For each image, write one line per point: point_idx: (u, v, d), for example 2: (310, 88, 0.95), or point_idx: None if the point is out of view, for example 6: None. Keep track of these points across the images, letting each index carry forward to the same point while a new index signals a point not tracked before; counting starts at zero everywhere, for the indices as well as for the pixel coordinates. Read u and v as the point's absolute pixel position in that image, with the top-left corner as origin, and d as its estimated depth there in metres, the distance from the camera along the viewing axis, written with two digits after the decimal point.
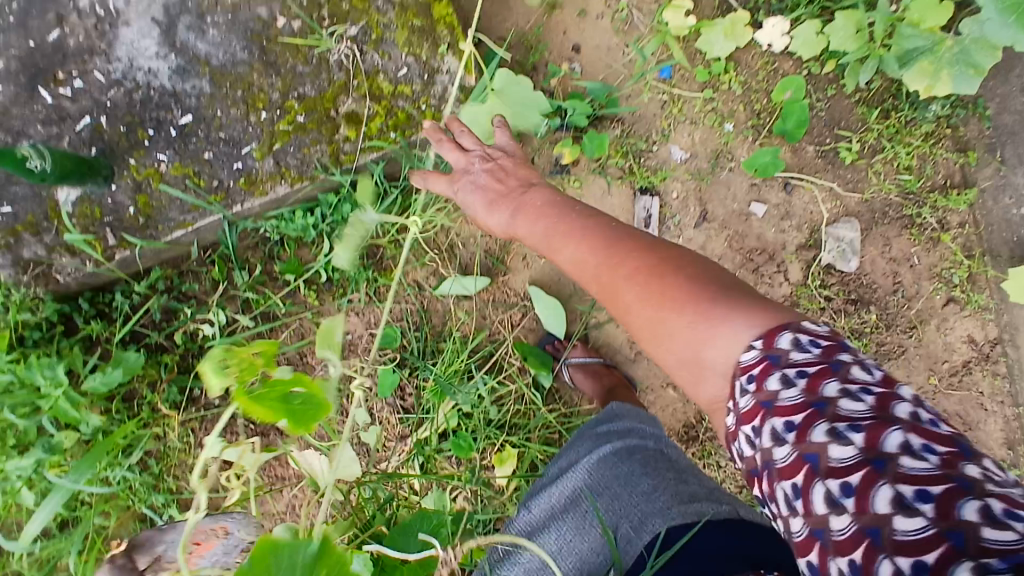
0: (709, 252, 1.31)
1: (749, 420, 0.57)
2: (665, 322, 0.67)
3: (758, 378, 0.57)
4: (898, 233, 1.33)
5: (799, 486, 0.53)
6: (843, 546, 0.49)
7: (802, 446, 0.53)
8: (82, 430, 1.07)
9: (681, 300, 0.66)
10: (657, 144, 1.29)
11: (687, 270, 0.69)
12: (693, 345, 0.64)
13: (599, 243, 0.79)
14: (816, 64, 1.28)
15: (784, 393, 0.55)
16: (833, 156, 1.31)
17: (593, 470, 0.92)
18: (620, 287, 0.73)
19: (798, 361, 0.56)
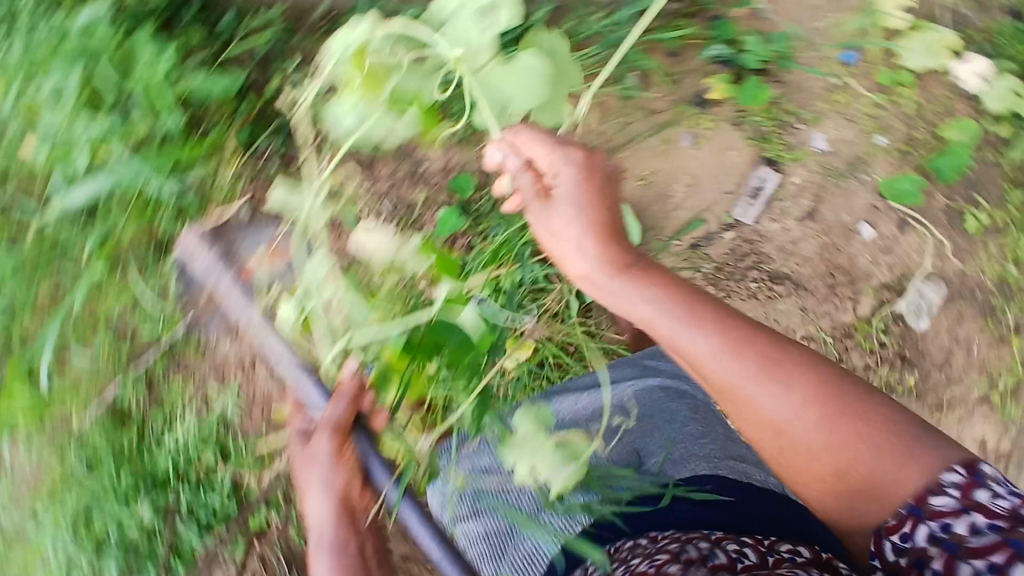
0: (798, 250, 1.27)
1: (942, 515, 0.65)
2: (845, 450, 0.68)
3: (963, 488, 0.65)
4: (973, 317, 1.26)
5: (996, 565, 0.62)
6: None
7: (1008, 533, 0.62)
8: (160, 122, 1.11)
9: (873, 433, 0.68)
10: (805, 125, 1.25)
11: (852, 395, 0.70)
12: (885, 477, 0.67)
13: (744, 349, 0.70)
14: (992, 121, 1.22)
15: (995, 500, 0.64)
16: (956, 216, 1.25)
17: (639, 393, 0.99)
18: (782, 406, 0.69)
19: (1002, 483, 0.65)
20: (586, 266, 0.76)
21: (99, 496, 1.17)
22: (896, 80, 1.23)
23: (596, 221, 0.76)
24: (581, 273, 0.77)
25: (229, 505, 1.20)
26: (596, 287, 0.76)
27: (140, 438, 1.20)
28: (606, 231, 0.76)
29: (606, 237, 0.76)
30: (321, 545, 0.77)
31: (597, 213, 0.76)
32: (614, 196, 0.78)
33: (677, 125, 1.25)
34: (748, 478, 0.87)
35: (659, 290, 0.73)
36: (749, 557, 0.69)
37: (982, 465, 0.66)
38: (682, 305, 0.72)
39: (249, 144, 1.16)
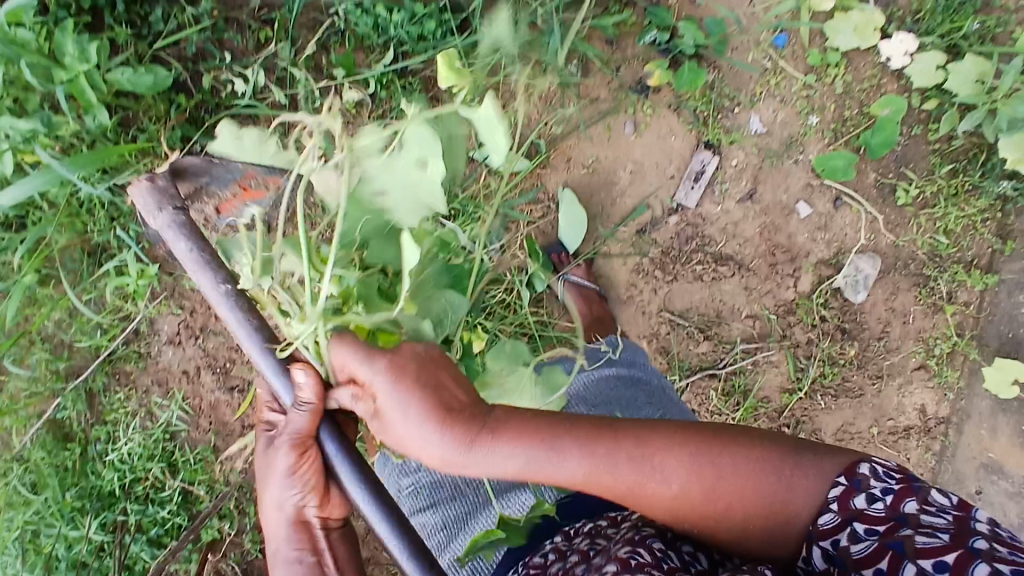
0: (738, 231, 1.30)
1: (826, 535, 0.59)
2: (736, 509, 0.61)
3: (841, 499, 0.59)
4: (907, 288, 1.31)
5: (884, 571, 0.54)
6: (867, 561, 0.56)
7: (887, 535, 0.56)
8: (85, 123, 1.03)
9: (761, 465, 0.61)
10: (741, 108, 1.28)
11: (728, 458, 0.61)
12: (789, 494, 0.60)
13: (610, 461, 0.61)
14: (918, 97, 1.27)
15: (872, 507, 0.58)
16: (888, 192, 1.30)
17: (594, 383, 0.98)
18: (665, 490, 0.61)
19: (879, 485, 0.59)
20: (440, 456, 0.60)
21: (44, 517, 1.13)
22: (825, 61, 1.26)
23: (422, 400, 0.59)
24: (432, 463, 0.62)
25: (178, 518, 1.18)
26: (452, 468, 0.61)
27: (83, 452, 1.16)
28: (435, 403, 0.60)
29: (442, 411, 0.60)
30: (278, 560, 0.68)
31: (417, 393, 0.60)
32: (440, 367, 0.62)
33: (618, 113, 1.27)
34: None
35: (516, 423, 0.61)
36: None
37: (860, 468, 0.61)
38: (538, 434, 0.61)
39: (184, 146, 1.11)
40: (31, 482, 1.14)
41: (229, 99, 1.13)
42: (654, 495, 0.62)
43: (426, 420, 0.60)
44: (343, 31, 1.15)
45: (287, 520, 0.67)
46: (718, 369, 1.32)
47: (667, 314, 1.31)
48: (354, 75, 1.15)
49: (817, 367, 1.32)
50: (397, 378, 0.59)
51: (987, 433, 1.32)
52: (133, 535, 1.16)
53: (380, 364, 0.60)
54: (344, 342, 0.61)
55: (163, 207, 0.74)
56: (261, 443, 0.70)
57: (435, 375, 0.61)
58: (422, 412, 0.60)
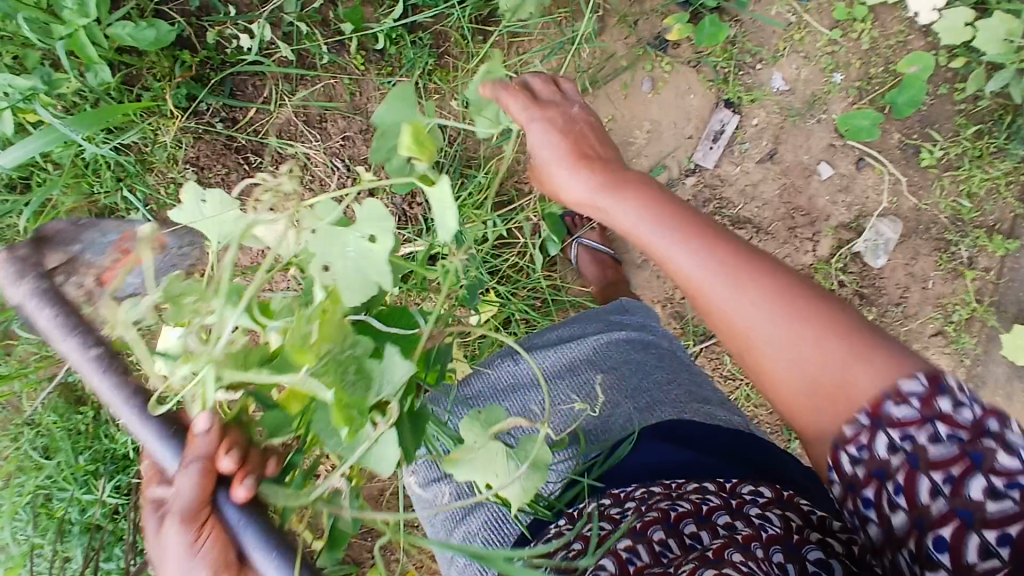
0: (757, 193, 1.27)
1: (899, 426, 0.53)
2: (822, 353, 0.58)
3: (925, 397, 0.53)
4: (928, 252, 1.28)
5: (954, 478, 0.51)
6: (939, 463, 0.51)
7: (969, 444, 0.51)
8: (86, 80, 1.00)
9: (838, 329, 0.59)
10: (762, 65, 1.23)
11: (833, 307, 0.60)
12: (846, 374, 0.57)
13: (721, 248, 0.64)
14: (945, 55, 1.22)
15: (959, 412, 0.52)
16: (912, 153, 1.26)
17: (603, 346, 0.95)
18: (755, 311, 0.61)
19: (965, 391, 0.53)
20: (579, 192, 0.83)
21: (57, 481, 1.14)
22: (851, 16, 1.22)
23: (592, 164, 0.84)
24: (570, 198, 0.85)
25: None
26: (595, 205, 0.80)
27: (96, 416, 1.17)
28: (582, 154, 0.84)
29: (605, 178, 0.80)
30: None
31: (562, 137, 0.85)
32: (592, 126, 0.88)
33: (635, 70, 1.22)
34: (714, 421, 0.85)
35: (657, 210, 0.71)
36: (713, 501, 0.66)
37: (950, 372, 0.54)
38: (676, 216, 0.69)
39: (188, 104, 1.08)
40: (43, 445, 1.14)
41: (234, 55, 1.10)
42: (745, 302, 0.62)
43: (572, 164, 0.83)
44: None
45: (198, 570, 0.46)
46: None
47: None
48: (363, 29, 1.11)
49: None
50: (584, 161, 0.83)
51: (1001, 400, 1.32)
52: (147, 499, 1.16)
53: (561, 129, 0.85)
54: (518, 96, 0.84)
55: (23, 276, 0.53)
56: (150, 526, 0.49)
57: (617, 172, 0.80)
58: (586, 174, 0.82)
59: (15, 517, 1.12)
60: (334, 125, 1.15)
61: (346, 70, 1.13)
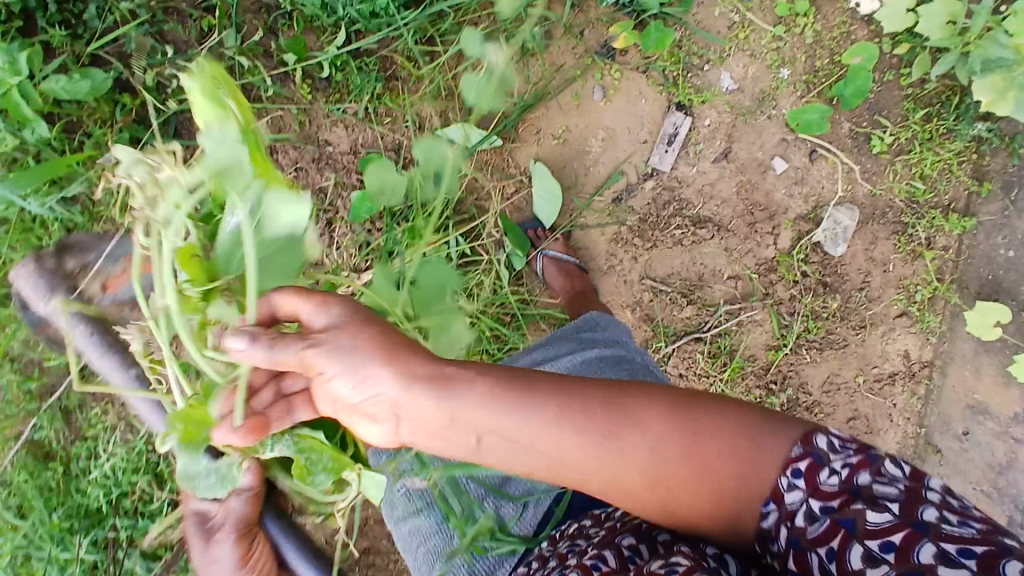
0: (715, 192, 1.28)
1: (789, 516, 0.54)
2: (712, 470, 0.56)
3: (805, 476, 0.54)
4: (886, 236, 1.30)
5: (835, 551, 0.51)
6: (819, 538, 0.52)
7: (839, 510, 0.52)
8: (25, 136, 0.98)
9: (715, 435, 0.56)
10: (710, 66, 1.24)
11: (712, 415, 0.57)
12: (741, 478, 0.55)
13: (573, 418, 0.57)
14: (889, 42, 1.24)
15: (826, 478, 0.53)
16: (863, 141, 1.28)
17: (580, 365, 0.94)
18: (633, 465, 0.57)
19: (838, 457, 0.54)
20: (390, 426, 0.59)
21: (33, 540, 1.11)
22: (794, 11, 1.23)
23: (400, 355, 0.57)
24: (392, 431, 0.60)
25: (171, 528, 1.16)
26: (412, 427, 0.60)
27: (66, 470, 1.14)
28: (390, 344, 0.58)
29: (401, 355, 0.57)
30: None
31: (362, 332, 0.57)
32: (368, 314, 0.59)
33: (584, 79, 1.23)
34: None
35: (505, 397, 0.57)
36: None
37: (816, 440, 0.55)
38: (514, 385, 0.58)
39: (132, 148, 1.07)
40: (16, 505, 1.12)
41: (177, 94, 1.08)
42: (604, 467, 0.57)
43: (376, 360, 0.57)
44: (290, 12, 1.09)
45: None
46: (703, 332, 1.31)
47: (649, 281, 1.30)
48: (307, 59, 1.10)
49: (801, 322, 1.31)
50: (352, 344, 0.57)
51: (970, 374, 1.33)
52: (126, 550, 1.14)
53: (351, 321, 0.58)
54: (288, 286, 0.60)
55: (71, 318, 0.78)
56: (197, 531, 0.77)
57: (408, 347, 0.58)
58: (379, 351, 0.57)
59: None
60: (286, 156, 1.14)
61: (292, 99, 1.12)
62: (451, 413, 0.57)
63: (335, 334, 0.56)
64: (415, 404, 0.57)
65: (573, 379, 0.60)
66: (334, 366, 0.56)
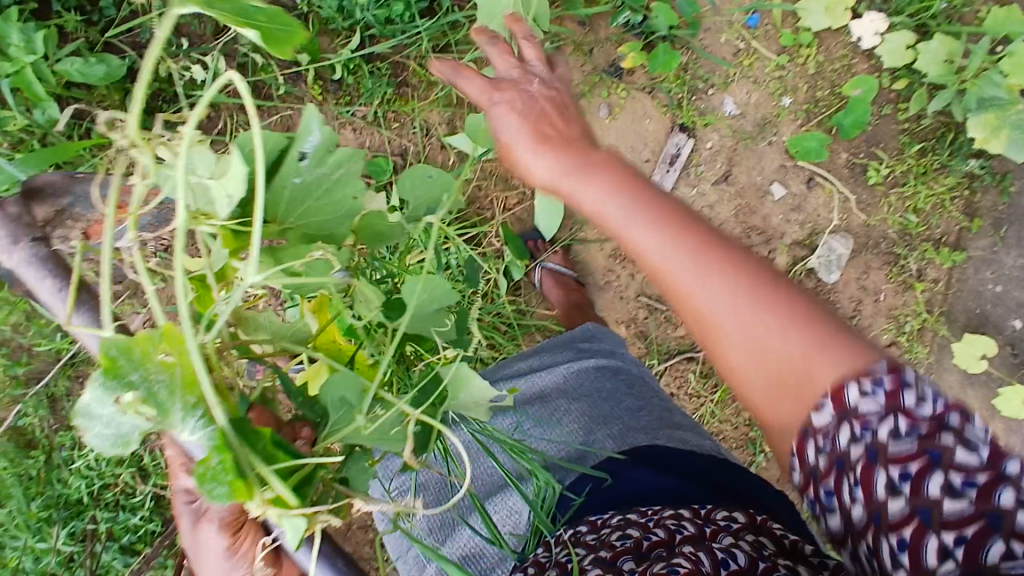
0: (714, 214, 1.30)
1: (823, 418, 0.50)
2: (785, 361, 0.51)
3: (877, 398, 0.47)
4: (878, 266, 1.32)
5: (894, 486, 0.45)
6: (854, 467, 0.47)
7: (886, 460, 0.46)
8: (32, 118, 0.98)
9: (815, 331, 0.52)
10: (714, 90, 1.27)
11: (802, 307, 0.53)
12: (789, 363, 0.51)
13: (684, 233, 0.57)
14: (888, 77, 1.28)
15: (905, 408, 0.46)
16: (859, 171, 1.31)
17: (574, 375, 0.95)
18: (783, 344, 0.52)
19: (973, 440, 0.45)
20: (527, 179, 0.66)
21: (11, 528, 1.10)
22: (797, 41, 1.26)
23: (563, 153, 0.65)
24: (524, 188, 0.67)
25: (151, 524, 1.14)
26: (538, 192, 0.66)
27: (48, 460, 1.12)
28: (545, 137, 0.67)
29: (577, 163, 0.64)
30: None
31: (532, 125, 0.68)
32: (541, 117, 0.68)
33: (591, 96, 1.25)
34: (687, 445, 0.82)
35: (632, 204, 0.59)
36: (688, 528, 0.62)
37: (898, 365, 0.48)
38: (642, 207, 0.59)
39: None
40: None
41: (189, 87, 1.09)
42: (692, 294, 0.55)
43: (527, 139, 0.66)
44: (306, 13, 1.11)
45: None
46: (696, 352, 1.32)
47: (645, 298, 1.31)
48: (320, 60, 1.12)
49: None
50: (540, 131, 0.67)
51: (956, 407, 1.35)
52: (104, 544, 1.13)
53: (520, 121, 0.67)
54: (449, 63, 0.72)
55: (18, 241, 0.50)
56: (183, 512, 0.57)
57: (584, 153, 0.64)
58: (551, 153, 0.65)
59: None
60: None
61: (302, 98, 1.13)
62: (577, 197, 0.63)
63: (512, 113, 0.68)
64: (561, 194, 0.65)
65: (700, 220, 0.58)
66: (514, 128, 0.68)
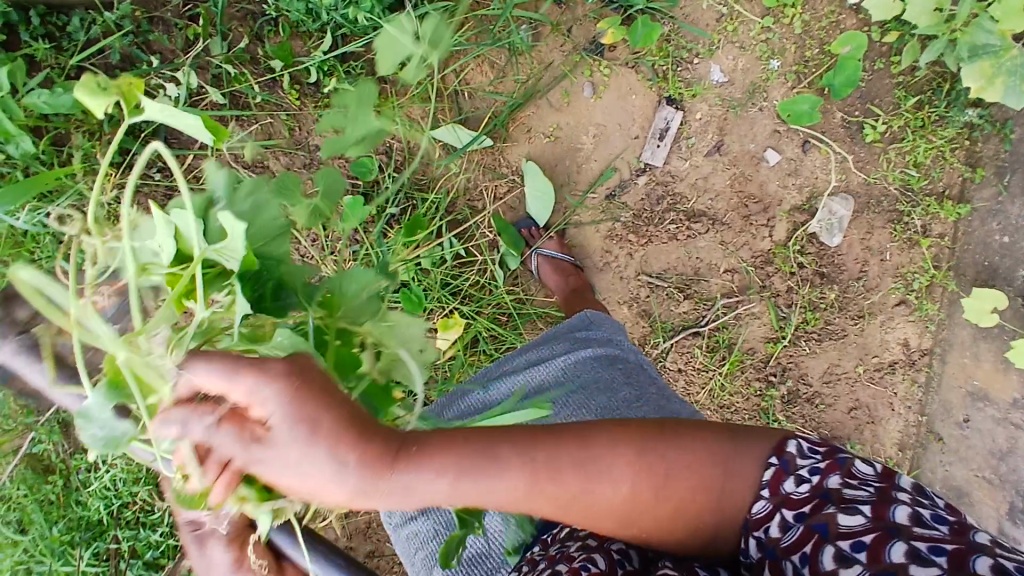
0: (709, 185, 1.28)
1: (761, 524, 0.54)
2: (689, 506, 0.55)
3: (770, 485, 0.54)
4: (882, 225, 1.30)
5: (808, 556, 0.50)
6: (792, 545, 0.51)
7: (811, 516, 0.51)
8: (9, 151, 0.98)
9: (694, 465, 0.55)
10: (700, 59, 1.24)
11: (693, 449, 0.55)
12: (706, 497, 0.55)
13: (545, 468, 0.52)
14: (878, 31, 1.24)
15: (796, 488, 0.53)
16: (856, 130, 1.28)
17: (570, 367, 0.93)
18: (692, 491, 0.55)
19: (854, 491, 0.52)
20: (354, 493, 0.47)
21: (33, 555, 1.11)
22: (781, 2, 1.23)
23: (344, 445, 0.46)
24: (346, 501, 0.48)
25: (172, 539, 1.16)
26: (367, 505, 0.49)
27: (66, 484, 1.14)
28: (348, 425, 0.46)
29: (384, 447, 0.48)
30: None
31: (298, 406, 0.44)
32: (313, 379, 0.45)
33: (574, 76, 1.22)
34: None
35: (472, 465, 0.51)
36: None
37: (786, 446, 0.56)
38: (473, 453, 0.51)
39: (122, 158, 1.07)
40: (16, 521, 1.12)
41: (165, 105, 1.08)
42: (603, 483, 0.53)
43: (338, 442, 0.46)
44: (276, 18, 1.10)
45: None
46: (701, 326, 1.31)
47: (645, 277, 1.30)
48: (294, 65, 1.10)
49: (799, 314, 1.31)
50: (309, 422, 0.44)
51: (970, 361, 1.33)
52: (128, 561, 1.15)
53: (296, 431, 0.44)
54: (198, 361, 0.43)
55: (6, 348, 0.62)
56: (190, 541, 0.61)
57: (382, 430, 0.48)
58: (359, 458, 0.46)
59: None
60: (276, 162, 1.14)
61: (280, 105, 1.12)
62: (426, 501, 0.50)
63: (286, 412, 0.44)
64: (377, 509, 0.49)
65: (541, 448, 0.53)
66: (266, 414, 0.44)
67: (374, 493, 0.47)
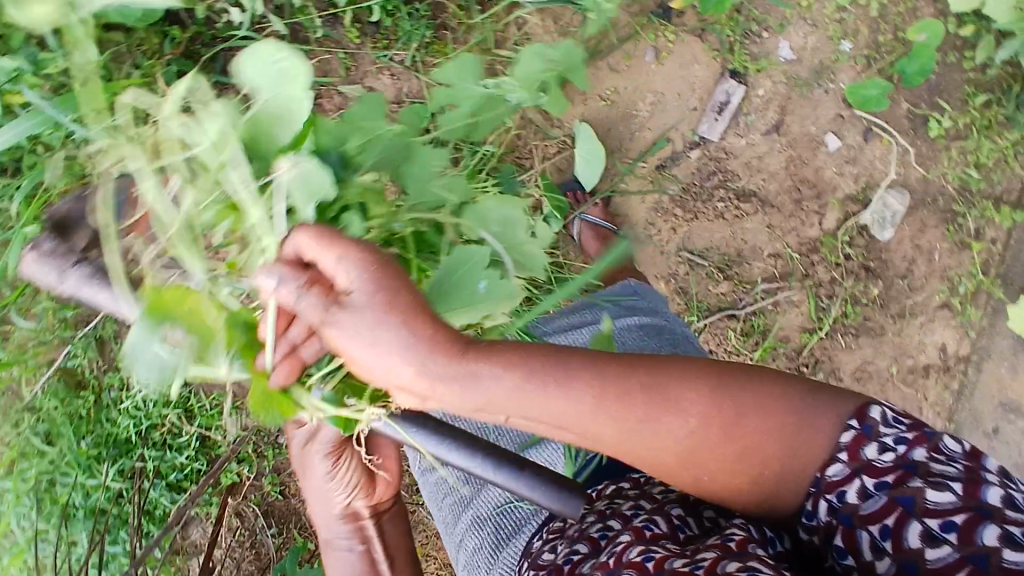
0: (763, 166, 1.25)
1: (834, 488, 0.53)
2: (754, 451, 0.55)
3: (849, 448, 0.53)
4: (935, 225, 1.26)
5: (890, 529, 0.49)
6: (871, 516, 0.50)
7: (895, 488, 0.50)
8: (71, 60, 0.97)
9: (765, 413, 0.55)
10: (769, 34, 1.21)
11: (770, 396, 0.55)
12: (771, 450, 0.55)
13: (610, 390, 0.53)
14: (954, 21, 1.21)
15: (879, 456, 0.52)
16: (920, 123, 1.24)
17: (616, 332, 0.92)
18: (760, 438, 0.55)
19: (942, 468, 0.50)
20: (422, 386, 0.48)
21: (60, 466, 1.13)
22: None
23: (419, 322, 0.47)
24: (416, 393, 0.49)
25: (196, 463, 1.20)
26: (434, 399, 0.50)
27: (97, 400, 1.17)
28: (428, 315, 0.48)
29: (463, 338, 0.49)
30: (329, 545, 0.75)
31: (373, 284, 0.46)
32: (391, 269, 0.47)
33: (639, 39, 1.20)
34: None
35: (542, 373, 0.51)
36: None
37: (870, 412, 0.54)
38: (542, 363, 0.51)
39: (178, 81, 1.06)
40: (44, 432, 1.13)
41: (226, 30, 1.07)
42: (662, 410, 0.54)
43: (413, 329, 0.47)
44: None
45: (338, 518, 0.74)
46: (737, 309, 1.28)
47: (686, 254, 1.27)
48: (358, 1, 1.09)
49: (839, 306, 1.28)
50: (393, 294, 0.47)
51: (1006, 371, 1.30)
52: (152, 481, 1.17)
53: (374, 297, 0.46)
54: (307, 227, 0.48)
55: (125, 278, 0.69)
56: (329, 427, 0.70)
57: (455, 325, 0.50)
58: (430, 339, 0.47)
59: (18, 505, 1.10)
60: (330, 100, 1.12)
61: (341, 43, 1.11)
62: (479, 403, 0.50)
63: (366, 291, 0.46)
64: (443, 399, 0.50)
65: (605, 364, 0.54)
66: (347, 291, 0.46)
67: (442, 384, 0.48)
